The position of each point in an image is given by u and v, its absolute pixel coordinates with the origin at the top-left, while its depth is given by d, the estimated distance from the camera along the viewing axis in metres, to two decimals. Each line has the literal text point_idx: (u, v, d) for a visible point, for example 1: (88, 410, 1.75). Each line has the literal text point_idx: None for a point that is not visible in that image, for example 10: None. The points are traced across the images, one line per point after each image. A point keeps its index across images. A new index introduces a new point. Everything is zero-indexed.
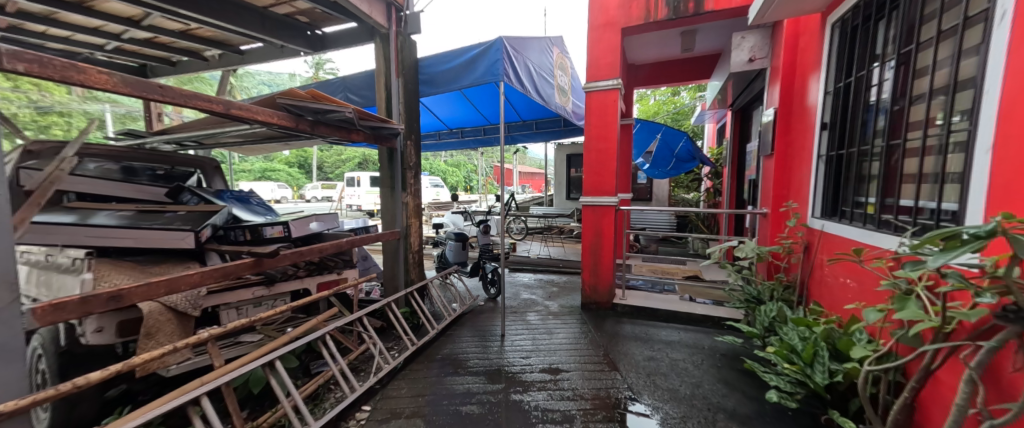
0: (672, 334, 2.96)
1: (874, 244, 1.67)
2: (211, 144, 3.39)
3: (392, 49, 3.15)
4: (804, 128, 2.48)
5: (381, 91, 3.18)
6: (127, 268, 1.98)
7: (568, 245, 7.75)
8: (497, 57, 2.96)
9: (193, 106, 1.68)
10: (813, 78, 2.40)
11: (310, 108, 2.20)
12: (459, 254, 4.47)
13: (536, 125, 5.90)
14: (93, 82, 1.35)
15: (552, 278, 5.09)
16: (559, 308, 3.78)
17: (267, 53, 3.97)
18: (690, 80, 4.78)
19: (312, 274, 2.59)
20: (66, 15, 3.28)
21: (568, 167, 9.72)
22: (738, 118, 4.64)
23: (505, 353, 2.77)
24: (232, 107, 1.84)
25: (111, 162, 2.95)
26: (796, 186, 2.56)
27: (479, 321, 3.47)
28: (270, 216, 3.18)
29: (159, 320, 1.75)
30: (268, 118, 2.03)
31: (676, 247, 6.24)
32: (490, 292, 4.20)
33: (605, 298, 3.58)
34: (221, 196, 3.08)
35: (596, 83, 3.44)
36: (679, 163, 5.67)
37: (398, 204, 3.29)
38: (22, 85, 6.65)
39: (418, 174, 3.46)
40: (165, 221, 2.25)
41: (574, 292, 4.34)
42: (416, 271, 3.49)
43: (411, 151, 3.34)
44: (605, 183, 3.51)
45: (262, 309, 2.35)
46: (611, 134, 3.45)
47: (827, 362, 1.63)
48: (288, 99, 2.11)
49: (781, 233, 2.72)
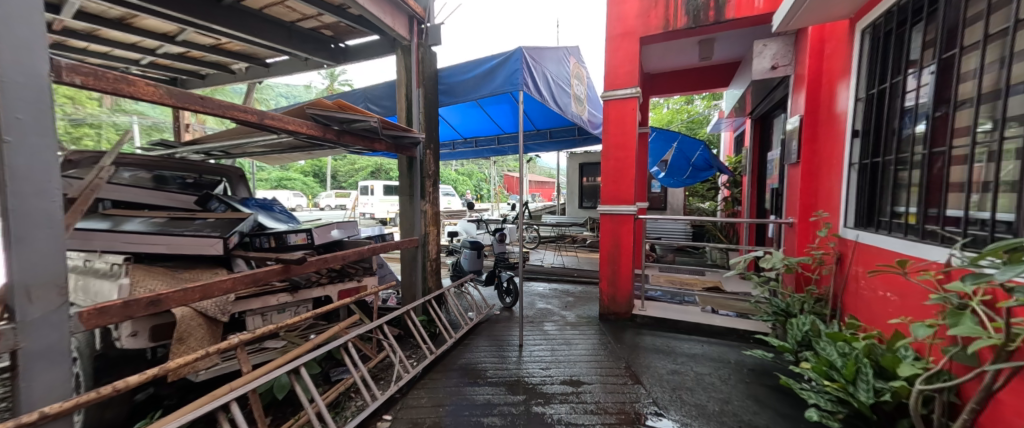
0: (695, 347, 2.88)
1: (919, 255, 1.59)
2: (238, 154, 3.50)
3: (413, 60, 3.20)
4: (835, 136, 2.43)
5: (402, 102, 3.24)
6: (160, 274, 2.04)
7: (582, 254, 7.70)
8: (516, 67, 3.00)
9: (229, 116, 1.72)
10: (843, 84, 2.35)
11: (336, 117, 2.27)
12: (474, 263, 4.51)
13: (551, 134, 5.94)
14: (141, 94, 1.39)
15: (567, 287, 5.04)
16: (576, 318, 3.73)
17: (292, 66, 4.10)
18: (708, 88, 4.72)
19: (334, 282, 2.61)
20: (107, 32, 3.46)
21: (581, 176, 9.73)
22: (758, 125, 4.55)
23: (524, 364, 2.74)
24: (265, 116, 1.89)
25: (144, 171, 3.08)
26: (826, 194, 2.49)
27: (496, 330, 3.45)
28: (291, 223, 3.26)
29: (190, 325, 1.77)
30: (298, 127, 2.10)
31: (692, 258, 6.14)
32: (507, 301, 4.18)
33: (624, 309, 3.52)
34: (246, 203, 3.17)
35: (614, 92, 3.44)
36: (695, 172, 5.59)
37: (417, 212, 3.31)
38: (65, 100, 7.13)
39: (437, 182, 3.49)
40: (195, 228, 2.33)
41: (590, 302, 4.28)
42: (433, 279, 3.48)
43: (429, 159, 3.37)
44: (622, 194, 3.49)
45: (285, 315, 2.38)
46: (629, 143, 3.44)
47: (871, 380, 1.54)
48: (316, 111, 2.15)
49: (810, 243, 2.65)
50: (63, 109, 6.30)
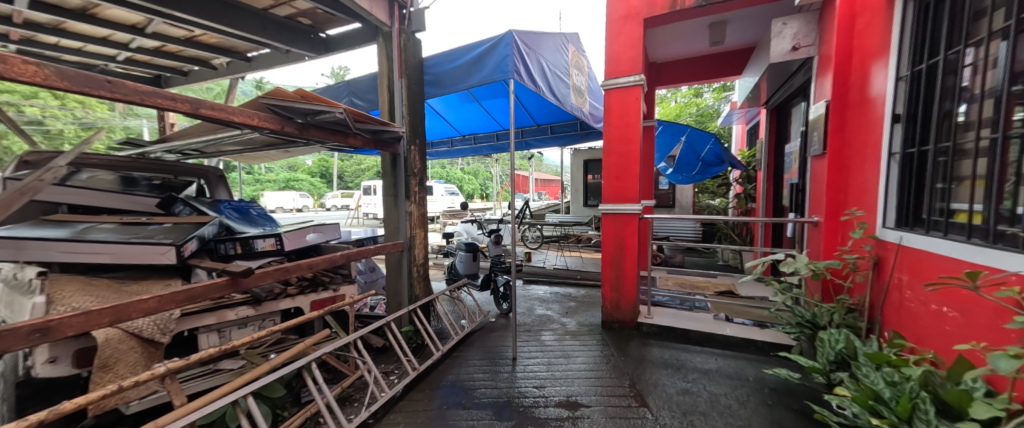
0: (708, 361, 2.58)
1: (994, 265, 1.28)
2: (213, 153, 3.27)
3: (394, 47, 2.94)
4: (871, 124, 2.11)
5: (384, 94, 2.99)
6: (99, 289, 1.81)
7: (586, 254, 7.42)
8: (506, 52, 2.72)
9: (151, 103, 1.44)
10: (880, 63, 2.04)
11: (294, 108, 1.98)
12: (469, 266, 4.27)
13: (552, 129, 5.66)
14: (17, 73, 1.13)
15: (568, 291, 4.76)
16: (577, 326, 3.45)
17: (273, 59, 3.87)
18: (720, 77, 4.37)
19: (305, 292, 2.36)
20: (74, 25, 3.26)
21: (585, 173, 9.42)
22: (774, 115, 4.22)
23: (517, 382, 2.46)
24: (201, 106, 1.55)
25: (110, 172, 2.87)
26: (859, 189, 2.19)
27: (490, 341, 3.18)
28: (267, 226, 3.04)
29: (119, 349, 1.53)
30: (248, 119, 1.77)
31: (702, 258, 5.82)
32: (503, 307, 3.93)
33: (629, 316, 3.22)
34: (219, 207, 2.93)
35: (615, 80, 3.14)
36: (705, 167, 5.32)
37: (401, 213, 3.05)
38: (72, 104, 7.14)
39: (424, 181, 3.21)
40: (147, 234, 2.11)
41: (593, 308, 4.00)
42: (421, 286, 3.21)
43: (415, 156, 3.09)
44: (625, 191, 3.20)
45: (247, 330, 2.14)
46: (633, 136, 3.14)
47: (931, 420, 1.24)
48: (268, 101, 1.87)
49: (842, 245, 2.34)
50: (64, 113, 6.27)
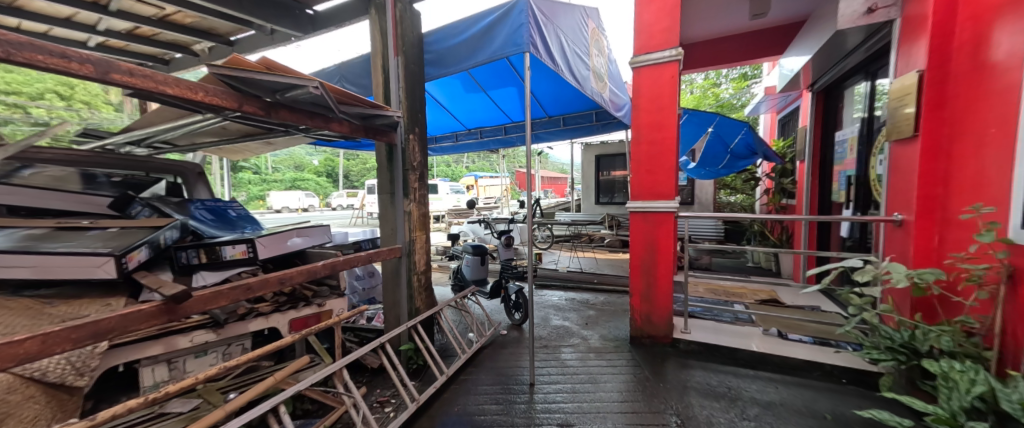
0: (766, 391, 2.14)
1: None
2: (187, 146, 2.89)
3: (389, 20, 2.49)
4: (997, 94, 1.65)
5: (379, 77, 2.58)
6: (8, 315, 1.43)
7: (599, 255, 6.97)
8: (521, 20, 2.28)
9: (33, 64, 1.02)
10: (1014, 14, 1.58)
11: (259, 83, 1.56)
12: (476, 271, 3.87)
13: (564, 120, 5.22)
14: None
15: (586, 297, 4.32)
16: (601, 341, 3.01)
17: (257, 42, 3.47)
18: (756, 58, 3.93)
19: (281, 310, 1.96)
20: (29, 3, 2.88)
21: (597, 170, 8.97)
22: (823, 99, 3.73)
23: (537, 417, 2.04)
24: (113, 70, 1.15)
25: (64, 168, 2.49)
26: (980, 178, 1.72)
27: (502, 360, 2.76)
28: (247, 230, 2.65)
29: (8, 401, 1.13)
30: (187, 92, 1.34)
31: (729, 260, 5.35)
32: (515, 317, 3.50)
33: (663, 331, 2.78)
34: (189, 206, 2.53)
35: (646, 56, 2.69)
36: (733, 160, 4.92)
37: (399, 213, 2.63)
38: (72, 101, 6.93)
39: (425, 176, 2.77)
40: (83, 242, 1.71)
41: (617, 318, 3.55)
42: (422, 297, 2.78)
43: (414, 147, 2.65)
44: (658, 185, 2.76)
45: (207, 359, 1.73)
46: (667, 121, 2.69)
47: None
48: (222, 73, 1.43)
49: (950, 248, 1.87)
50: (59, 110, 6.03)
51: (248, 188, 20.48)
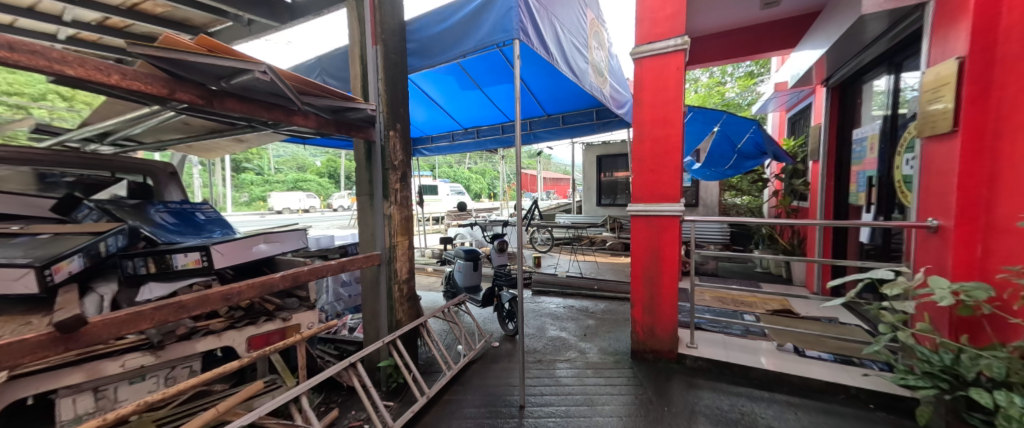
0: (784, 418, 1.90)
1: None
2: (151, 141, 2.65)
3: (366, 5, 2.27)
4: None
5: (357, 68, 2.36)
6: None
7: (600, 258, 6.73)
8: (510, 3, 2.06)
9: None
10: None
11: (197, 67, 1.32)
12: (469, 277, 3.67)
13: (563, 119, 4.99)
14: None
15: (585, 305, 4.08)
16: (601, 355, 2.78)
17: (235, 34, 3.26)
18: (765, 52, 3.70)
19: (236, 327, 1.74)
20: None
21: (599, 171, 8.73)
22: (839, 94, 3.48)
23: None
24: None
25: (15, 167, 2.30)
26: None
27: (491, 377, 2.52)
28: (214, 234, 2.44)
29: None
30: (93, 73, 1.11)
31: (736, 265, 5.12)
32: (508, 328, 3.27)
33: (667, 346, 2.54)
34: (149, 208, 2.34)
35: (649, 46, 2.47)
36: (740, 160, 4.58)
37: (378, 217, 2.41)
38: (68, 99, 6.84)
39: (407, 176, 2.54)
40: (5, 250, 1.50)
41: (618, 329, 3.31)
42: (404, 308, 2.55)
43: (395, 144, 2.42)
44: (662, 186, 2.52)
45: (144, 385, 1.52)
46: (671, 116, 2.46)
47: None
48: (147, 54, 1.19)
49: (999, 260, 1.63)
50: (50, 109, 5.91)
51: (249, 188, 20.41)
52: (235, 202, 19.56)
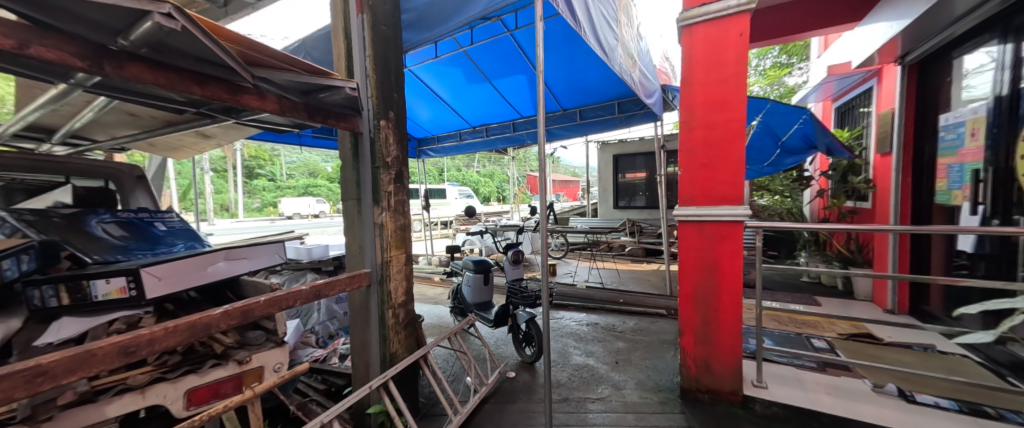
0: None
1: None
2: (106, 137, 2.24)
3: None
4: None
5: (340, 45, 1.93)
6: None
7: (620, 265, 6.22)
8: None
9: None
10: None
11: (66, 8, 0.87)
12: (478, 292, 3.20)
13: (581, 114, 4.51)
14: None
15: (611, 323, 3.58)
16: (641, 392, 2.27)
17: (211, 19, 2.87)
18: (806, 33, 3.31)
19: (168, 380, 1.30)
20: None
21: (615, 172, 8.20)
22: (918, 73, 2.92)
23: None
24: None
25: None
26: None
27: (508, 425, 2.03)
28: (174, 248, 2.02)
29: None
30: None
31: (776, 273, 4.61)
32: (526, 353, 2.78)
33: (728, 386, 2.02)
34: (91, 217, 1.92)
35: (702, 9, 1.96)
36: (782, 156, 4.19)
37: (367, 227, 1.94)
38: None
39: (402, 176, 2.07)
40: None
41: (655, 355, 2.79)
42: (401, 339, 2.07)
43: (387, 137, 1.96)
44: (719, 185, 2.01)
45: None
46: (731, 96, 1.95)
47: None
48: None
49: None
50: None
51: (260, 194, 20.52)
52: (246, 207, 19.63)
